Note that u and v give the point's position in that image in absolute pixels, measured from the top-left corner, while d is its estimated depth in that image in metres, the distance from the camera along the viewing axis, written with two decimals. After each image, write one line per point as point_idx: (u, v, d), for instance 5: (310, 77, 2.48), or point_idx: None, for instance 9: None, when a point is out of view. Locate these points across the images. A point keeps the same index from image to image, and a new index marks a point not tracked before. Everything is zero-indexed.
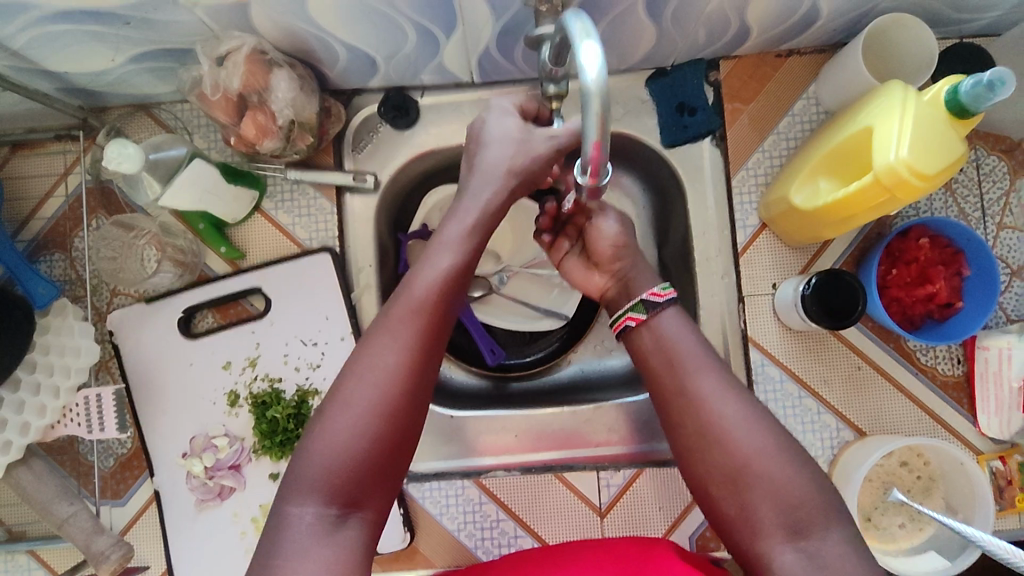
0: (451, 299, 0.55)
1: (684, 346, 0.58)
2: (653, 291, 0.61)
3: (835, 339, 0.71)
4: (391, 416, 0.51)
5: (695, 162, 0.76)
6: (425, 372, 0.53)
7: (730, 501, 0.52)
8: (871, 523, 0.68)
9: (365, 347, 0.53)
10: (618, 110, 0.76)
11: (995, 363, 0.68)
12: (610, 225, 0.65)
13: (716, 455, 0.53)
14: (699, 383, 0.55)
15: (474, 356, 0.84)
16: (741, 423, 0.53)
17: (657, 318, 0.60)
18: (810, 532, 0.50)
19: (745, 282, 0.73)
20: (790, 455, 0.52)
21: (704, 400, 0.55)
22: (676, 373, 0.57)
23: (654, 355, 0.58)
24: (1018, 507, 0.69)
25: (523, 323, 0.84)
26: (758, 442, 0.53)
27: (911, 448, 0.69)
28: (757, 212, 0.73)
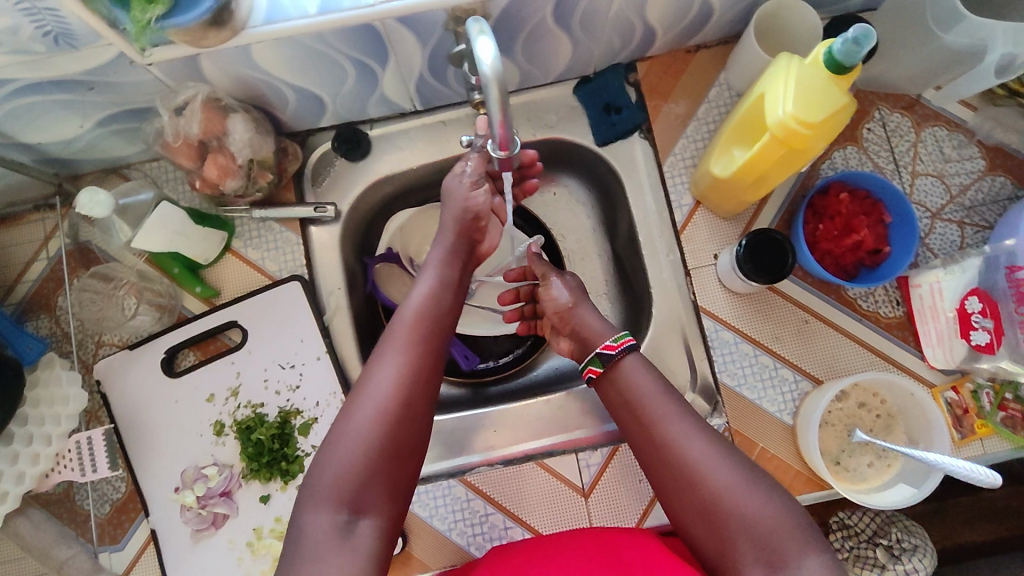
0: (439, 319, 0.65)
1: (649, 391, 0.64)
2: (606, 344, 0.67)
3: (779, 297, 0.76)
4: (395, 424, 0.58)
5: (628, 155, 0.82)
6: (422, 380, 0.61)
7: (713, 543, 0.57)
8: (841, 466, 0.71)
9: (366, 369, 0.61)
10: (552, 118, 0.83)
11: (928, 297, 0.72)
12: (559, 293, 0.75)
13: (693, 496, 0.58)
14: (664, 430, 0.61)
15: (448, 366, 0.88)
16: (710, 463, 0.58)
17: (617, 362, 0.66)
18: (784, 561, 0.53)
19: (689, 257, 0.78)
20: (758, 488, 0.57)
21: (672, 442, 0.60)
22: (644, 413, 0.63)
23: (625, 397, 0.65)
24: (979, 433, 0.72)
25: (494, 330, 0.90)
26: (729, 480, 0.58)
27: (867, 389, 0.72)
28: (690, 191, 0.79)
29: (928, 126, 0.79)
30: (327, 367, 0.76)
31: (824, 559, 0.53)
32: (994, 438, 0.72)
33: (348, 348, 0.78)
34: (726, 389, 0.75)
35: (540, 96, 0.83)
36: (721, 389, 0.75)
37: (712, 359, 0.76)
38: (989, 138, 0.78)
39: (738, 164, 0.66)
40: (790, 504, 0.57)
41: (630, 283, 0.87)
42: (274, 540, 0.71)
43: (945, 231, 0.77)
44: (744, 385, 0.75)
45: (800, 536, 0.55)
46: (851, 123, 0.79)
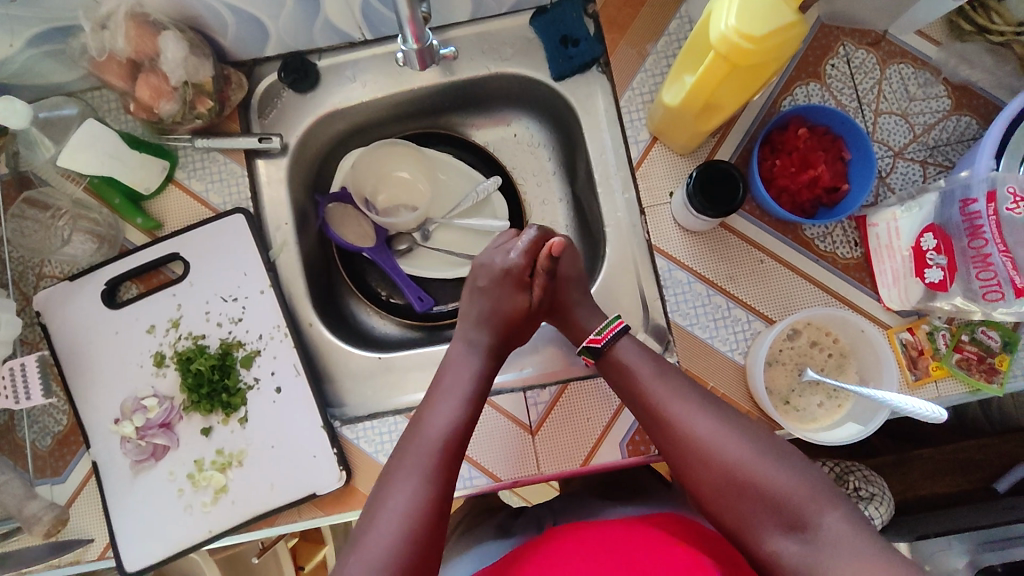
0: (467, 424, 0.64)
1: (651, 372, 0.65)
2: (592, 337, 0.69)
3: (734, 236, 0.74)
4: (438, 502, 0.58)
5: (584, 90, 0.80)
6: (450, 482, 0.59)
7: (735, 516, 0.58)
8: (790, 405, 0.70)
9: (395, 469, 0.60)
10: (508, 50, 0.81)
11: (885, 236, 0.70)
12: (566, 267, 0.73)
13: (709, 475, 0.59)
14: (669, 410, 0.63)
15: (404, 308, 0.86)
16: (720, 438, 0.60)
17: (611, 347, 0.68)
18: (808, 524, 0.55)
19: (645, 195, 0.76)
20: (768, 455, 0.59)
21: (679, 422, 0.62)
22: (646, 394, 0.64)
23: (630, 382, 0.66)
24: (934, 374, 0.70)
25: (450, 271, 0.88)
26: (743, 450, 0.59)
27: (819, 328, 0.70)
28: (647, 126, 0.77)
29: (894, 63, 0.76)
30: (270, 301, 0.74)
31: (846, 512, 0.55)
32: (950, 381, 0.70)
33: (295, 284, 0.77)
34: (677, 328, 0.73)
35: (494, 27, 0.80)
36: (672, 328, 0.73)
37: (665, 299, 0.74)
38: (955, 75, 0.75)
39: (688, 87, 0.64)
40: (800, 465, 0.58)
41: (589, 225, 0.85)
42: (215, 472, 0.70)
43: (907, 170, 0.74)
44: (696, 325, 0.73)
45: (818, 495, 0.56)
46: (815, 58, 0.76)
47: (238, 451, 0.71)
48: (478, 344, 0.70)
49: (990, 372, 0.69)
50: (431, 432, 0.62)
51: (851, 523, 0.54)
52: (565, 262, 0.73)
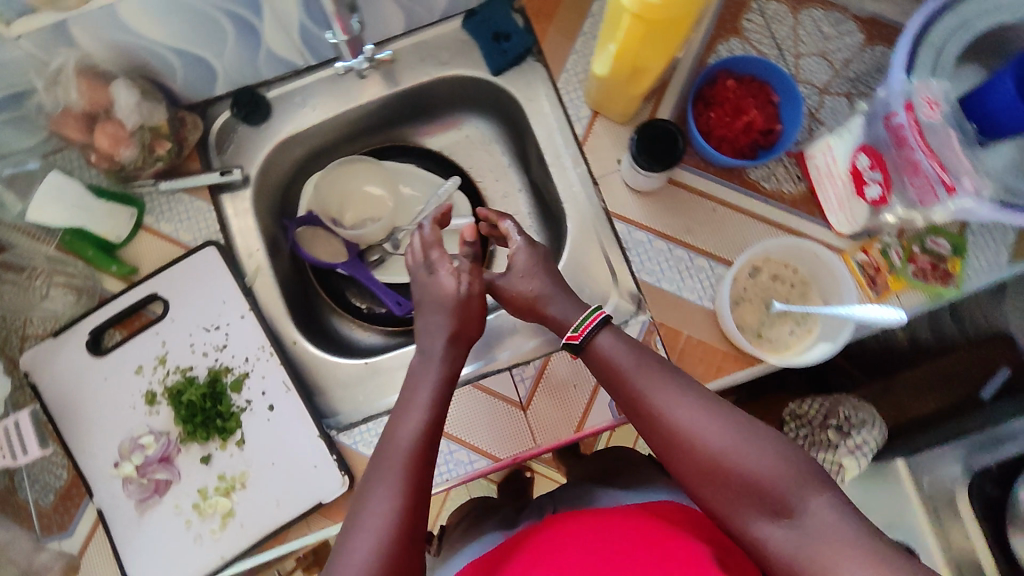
0: (433, 440, 0.58)
1: (631, 362, 0.61)
2: (570, 334, 0.64)
3: (684, 191, 0.77)
4: (408, 533, 0.53)
5: (522, 80, 0.84)
6: (420, 510, 0.54)
7: (719, 505, 0.55)
8: (763, 339, 0.72)
9: (360, 499, 0.54)
10: (445, 54, 0.85)
11: (823, 166, 0.73)
12: (519, 256, 0.68)
13: (693, 463, 0.56)
14: (649, 397, 0.59)
15: (385, 317, 0.88)
16: (702, 425, 0.56)
17: (592, 338, 0.63)
18: (794, 508, 0.52)
19: (595, 166, 0.79)
20: (752, 437, 0.55)
21: (660, 411, 0.58)
22: (626, 385, 0.60)
23: (612, 372, 0.61)
24: (893, 288, 0.73)
25: None
26: (726, 437, 0.55)
27: (778, 261, 0.74)
28: (586, 103, 0.80)
29: (804, 9, 0.81)
30: (252, 323, 0.76)
31: (832, 497, 0.52)
32: (909, 292, 0.73)
33: (273, 305, 0.79)
34: (646, 286, 0.75)
35: (429, 36, 0.84)
36: (642, 287, 0.76)
37: (630, 261, 0.77)
38: (861, 11, 0.80)
39: (613, 54, 0.68)
40: (784, 446, 0.55)
41: (549, 207, 0.88)
42: (220, 497, 0.71)
43: (835, 103, 0.78)
44: (663, 280, 0.75)
45: (804, 476, 0.53)
46: (731, 16, 0.80)
47: (240, 474, 0.71)
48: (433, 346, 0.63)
49: (946, 276, 0.73)
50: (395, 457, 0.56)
51: (838, 508, 0.51)
52: (520, 257, 0.68)
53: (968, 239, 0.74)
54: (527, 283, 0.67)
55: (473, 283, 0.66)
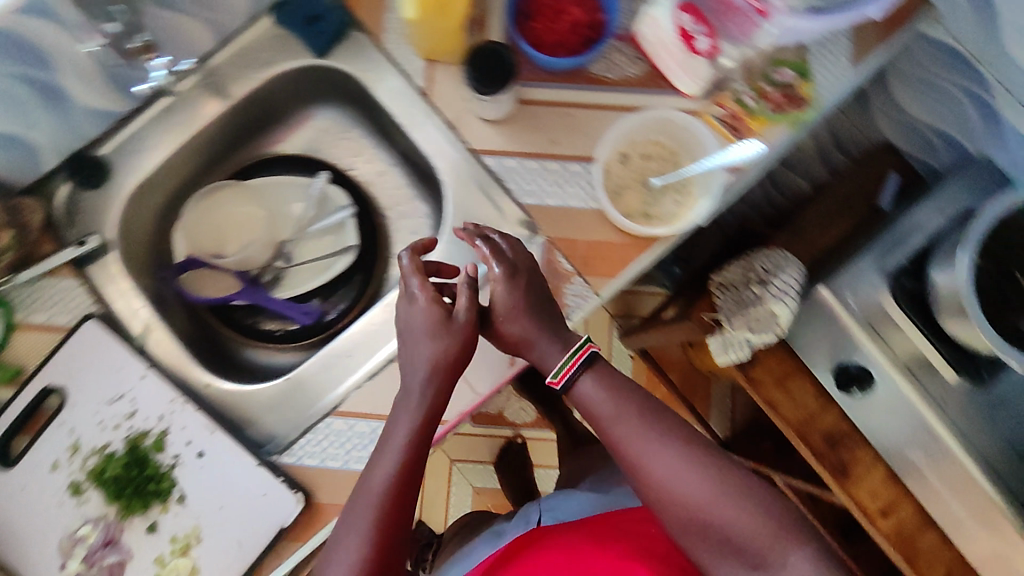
0: (409, 484, 0.61)
1: (610, 410, 0.65)
2: (552, 381, 0.66)
3: (537, 106, 0.76)
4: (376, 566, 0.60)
5: (351, 53, 0.81)
6: (392, 543, 0.60)
7: (692, 546, 0.62)
8: (653, 217, 0.73)
9: (336, 537, 0.61)
10: (266, 54, 0.81)
11: (653, 38, 0.74)
12: (501, 291, 0.66)
13: (672, 513, 0.62)
14: (624, 441, 0.64)
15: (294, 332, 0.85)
16: (678, 475, 0.62)
17: (575, 379, 0.66)
18: (768, 565, 0.59)
19: (447, 110, 0.77)
20: (729, 497, 0.61)
21: (638, 459, 0.63)
22: (606, 431, 0.65)
23: (595, 414, 0.66)
24: (757, 130, 0.75)
25: (320, 278, 0.86)
26: (702, 490, 0.61)
27: (644, 141, 0.75)
28: (416, 54, 0.77)
29: None
30: (154, 381, 0.73)
31: (810, 551, 0.59)
32: (773, 128, 0.75)
33: (174, 355, 0.76)
34: (531, 208, 0.75)
35: (244, 41, 0.80)
36: (529, 210, 0.75)
37: (511, 190, 0.75)
38: None
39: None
40: (761, 504, 0.61)
41: (422, 172, 0.85)
42: (178, 560, 0.68)
43: None
44: (546, 197, 0.75)
45: (784, 537, 0.60)
46: None
47: (191, 530, 0.68)
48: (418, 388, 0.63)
49: (800, 101, 0.75)
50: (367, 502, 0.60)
51: (813, 565, 0.58)
52: (501, 294, 0.66)
53: (811, 60, 0.77)
54: (512, 325, 0.67)
55: (469, 310, 0.64)
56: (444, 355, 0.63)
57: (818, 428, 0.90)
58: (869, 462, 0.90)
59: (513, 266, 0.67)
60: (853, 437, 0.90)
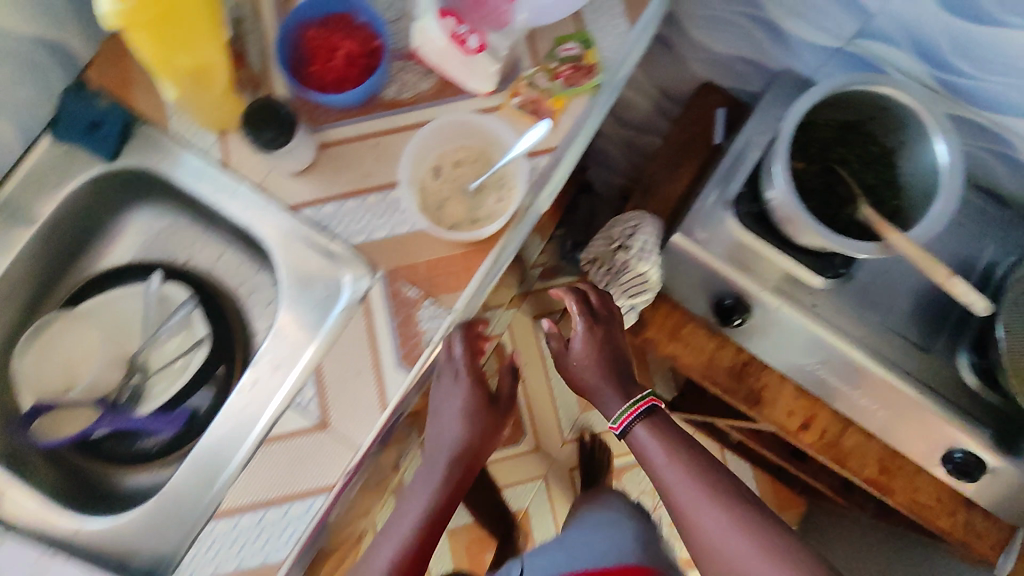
0: (431, 531, 0.78)
1: (660, 457, 0.78)
2: (613, 425, 0.84)
3: (339, 146, 0.74)
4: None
5: (143, 150, 0.76)
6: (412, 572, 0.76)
7: None
8: (481, 221, 0.73)
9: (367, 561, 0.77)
10: (55, 177, 0.76)
11: (431, 51, 0.72)
12: (578, 344, 0.85)
13: (703, 550, 0.72)
14: (695, 508, 0.73)
15: (167, 443, 0.81)
16: (725, 531, 0.70)
17: (631, 426, 0.82)
18: None
19: (250, 175, 0.74)
20: (767, 557, 0.67)
21: (686, 508, 0.74)
22: (668, 487, 0.76)
23: (649, 463, 0.80)
24: (558, 109, 0.75)
25: (179, 378, 0.83)
26: (744, 549, 0.69)
27: (452, 149, 0.74)
28: (206, 131, 0.74)
29: None
30: (11, 546, 0.68)
31: None
32: (573, 102, 0.76)
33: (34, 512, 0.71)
34: (362, 246, 0.73)
35: (28, 171, 0.75)
36: (360, 249, 0.73)
37: (336, 234, 0.73)
38: None
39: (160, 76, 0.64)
40: (805, 567, 0.66)
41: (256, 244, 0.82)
42: None
43: None
44: (373, 231, 0.73)
45: None
46: None
47: None
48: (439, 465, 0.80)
49: (590, 70, 0.76)
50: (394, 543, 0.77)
51: None
52: (578, 342, 0.85)
53: (591, 29, 0.77)
54: (583, 371, 0.86)
55: (559, 345, 0.89)
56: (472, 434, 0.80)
57: (720, 365, 0.95)
58: (777, 385, 0.94)
59: (592, 330, 0.85)
60: (755, 364, 0.94)
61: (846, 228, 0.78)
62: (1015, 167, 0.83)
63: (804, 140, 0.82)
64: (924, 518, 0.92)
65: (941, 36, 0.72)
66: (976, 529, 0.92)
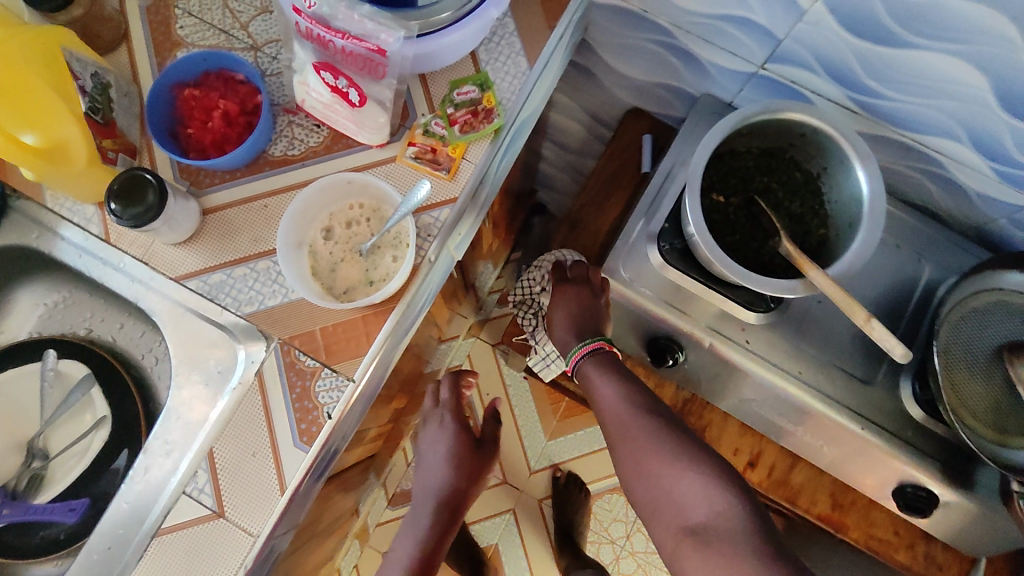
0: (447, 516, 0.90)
1: (601, 384, 0.80)
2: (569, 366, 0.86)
3: (225, 210, 0.70)
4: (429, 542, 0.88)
5: (23, 228, 0.73)
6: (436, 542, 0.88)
7: (653, 504, 0.71)
8: (377, 281, 0.68)
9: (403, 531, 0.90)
10: None
11: (315, 105, 0.69)
12: (558, 311, 0.87)
13: (629, 462, 0.74)
14: (625, 425, 0.75)
15: (58, 535, 0.75)
16: (649, 442, 0.73)
17: (580, 359, 0.83)
18: (704, 529, 0.65)
19: (133, 249, 0.69)
20: (688, 466, 0.69)
21: (618, 420, 0.76)
22: (603, 408, 0.79)
23: (593, 394, 0.81)
24: (457, 156, 0.71)
25: (77, 460, 0.79)
26: (667, 457, 0.71)
27: (342, 207, 0.70)
28: (86, 203, 0.68)
29: None
30: None
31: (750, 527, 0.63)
32: (474, 147, 0.72)
33: None
34: (254, 316, 0.68)
35: None
36: (252, 319, 0.68)
37: (225, 304, 0.68)
38: None
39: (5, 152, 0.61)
40: (725, 490, 0.66)
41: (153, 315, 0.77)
42: None
43: None
44: (265, 299, 0.68)
45: (728, 506, 0.65)
46: (163, 35, 0.72)
47: None
48: (430, 489, 0.91)
49: (489, 114, 0.72)
50: (425, 514, 0.90)
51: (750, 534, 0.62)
52: (561, 308, 0.86)
53: (487, 70, 0.74)
54: (558, 318, 0.87)
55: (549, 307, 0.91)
56: (458, 467, 0.92)
57: None
58: (721, 422, 0.92)
59: (588, 286, 0.86)
60: (695, 401, 0.93)
61: (772, 262, 0.75)
62: (947, 186, 0.80)
63: (724, 170, 0.79)
64: (879, 550, 0.90)
65: (851, 58, 0.68)
66: (937, 561, 0.89)
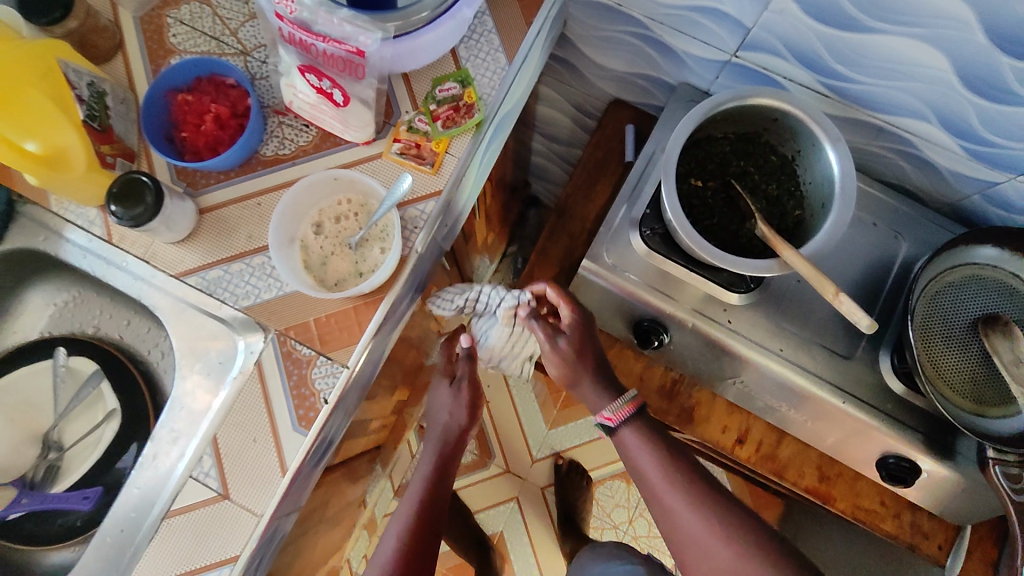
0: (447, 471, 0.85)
1: (645, 456, 0.77)
2: (605, 416, 0.78)
3: (221, 209, 0.73)
4: (435, 482, 0.83)
5: (29, 231, 0.77)
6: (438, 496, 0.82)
7: None
8: (367, 272, 0.71)
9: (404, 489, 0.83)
10: None
11: (303, 105, 0.72)
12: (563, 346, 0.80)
13: (684, 544, 0.73)
14: (676, 501, 0.73)
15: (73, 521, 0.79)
16: (704, 526, 0.71)
17: (622, 426, 0.78)
18: None
19: (134, 248, 0.72)
20: (750, 553, 0.68)
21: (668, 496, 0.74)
22: (653, 483, 0.76)
23: (635, 464, 0.77)
24: (440, 150, 0.74)
25: (90, 451, 0.83)
26: (723, 543, 0.70)
27: (332, 203, 0.73)
28: (88, 206, 0.72)
29: None
30: None
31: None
32: (457, 141, 0.74)
33: None
34: (252, 309, 0.70)
35: None
36: (250, 312, 0.70)
37: (224, 298, 0.71)
38: None
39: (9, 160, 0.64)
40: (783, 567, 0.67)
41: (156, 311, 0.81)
42: None
43: None
44: (262, 292, 0.71)
45: None
46: (157, 43, 0.76)
47: None
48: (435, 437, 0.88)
49: (470, 109, 0.75)
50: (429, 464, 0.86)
51: None
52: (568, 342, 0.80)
53: (467, 66, 0.76)
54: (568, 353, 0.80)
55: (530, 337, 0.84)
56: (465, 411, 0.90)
57: (652, 385, 0.96)
58: (709, 400, 0.95)
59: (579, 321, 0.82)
60: (683, 381, 0.95)
61: (749, 244, 0.77)
62: (920, 164, 0.82)
63: (701, 156, 0.81)
64: (868, 521, 0.93)
65: (818, 44, 0.70)
66: (922, 529, 0.91)
